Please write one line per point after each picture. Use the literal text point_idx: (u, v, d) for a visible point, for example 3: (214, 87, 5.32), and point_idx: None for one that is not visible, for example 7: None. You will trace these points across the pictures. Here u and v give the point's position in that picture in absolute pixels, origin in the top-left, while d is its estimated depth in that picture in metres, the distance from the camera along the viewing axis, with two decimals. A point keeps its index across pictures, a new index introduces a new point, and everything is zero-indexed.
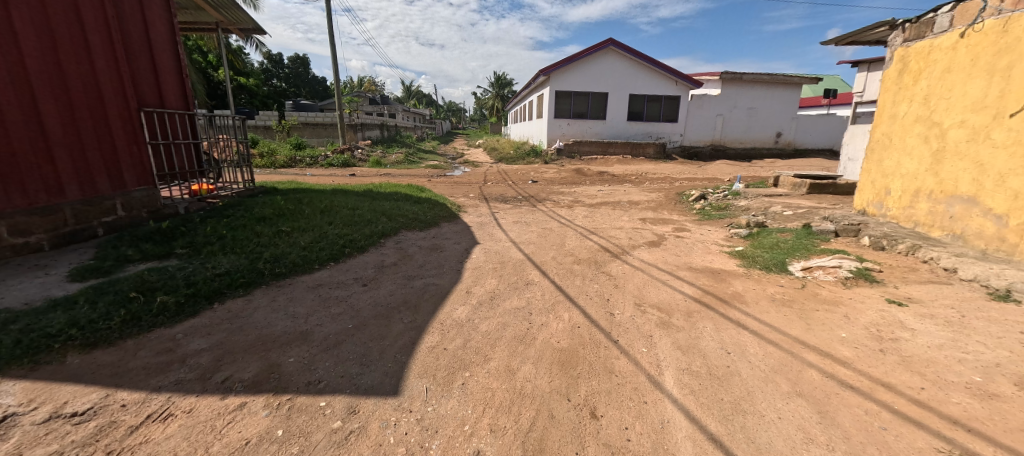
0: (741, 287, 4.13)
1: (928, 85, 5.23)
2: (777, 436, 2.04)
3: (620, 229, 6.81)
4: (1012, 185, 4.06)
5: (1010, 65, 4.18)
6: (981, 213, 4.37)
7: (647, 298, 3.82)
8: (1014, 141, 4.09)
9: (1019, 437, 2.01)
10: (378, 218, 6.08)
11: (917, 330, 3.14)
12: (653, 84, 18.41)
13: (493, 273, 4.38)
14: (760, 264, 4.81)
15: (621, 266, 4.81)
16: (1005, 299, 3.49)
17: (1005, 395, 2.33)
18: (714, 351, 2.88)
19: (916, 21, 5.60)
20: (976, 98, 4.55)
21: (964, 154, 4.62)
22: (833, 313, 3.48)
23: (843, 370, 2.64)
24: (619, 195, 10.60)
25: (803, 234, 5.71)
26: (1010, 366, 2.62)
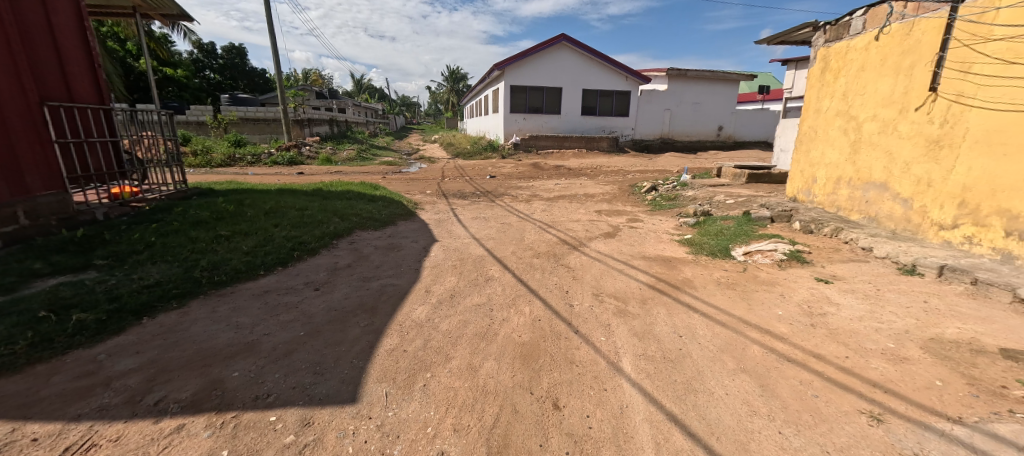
0: (690, 273, 4.36)
1: (847, 82, 5.76)
2: (724, 411, 2.18)
3: (577, 222, 6.96)
4: (915, 172, 4.56)
5: (913, 65, 4.69)
6: (891, 197, 4.89)
7: (605, 288, 3.94)
8: (916, 133, 4.59)
9: (924, 394, 2.28)
10: (329, 218, 5.80)
11: (841, 304, 3.48)
12: (604, 79, 18.91)
13: (452, 271, 4.34)
14: (707, 250, 5.10)
15: (579, 258, 4.93)
16: (911, 273, 3.94)
17: (913, 358, 2.64)
18: (667, 335, 3.03)
19: (834, 24, 6.12)
20: (885, 95, 5.07)
21: (876, 145, 5.14)
22: (771, 292, 3.78)
23: (780, 345, 2.87)
24: (576, 188, 10.85)
25: (744, 221, 6.13)
26: (916, 332, 2.97)
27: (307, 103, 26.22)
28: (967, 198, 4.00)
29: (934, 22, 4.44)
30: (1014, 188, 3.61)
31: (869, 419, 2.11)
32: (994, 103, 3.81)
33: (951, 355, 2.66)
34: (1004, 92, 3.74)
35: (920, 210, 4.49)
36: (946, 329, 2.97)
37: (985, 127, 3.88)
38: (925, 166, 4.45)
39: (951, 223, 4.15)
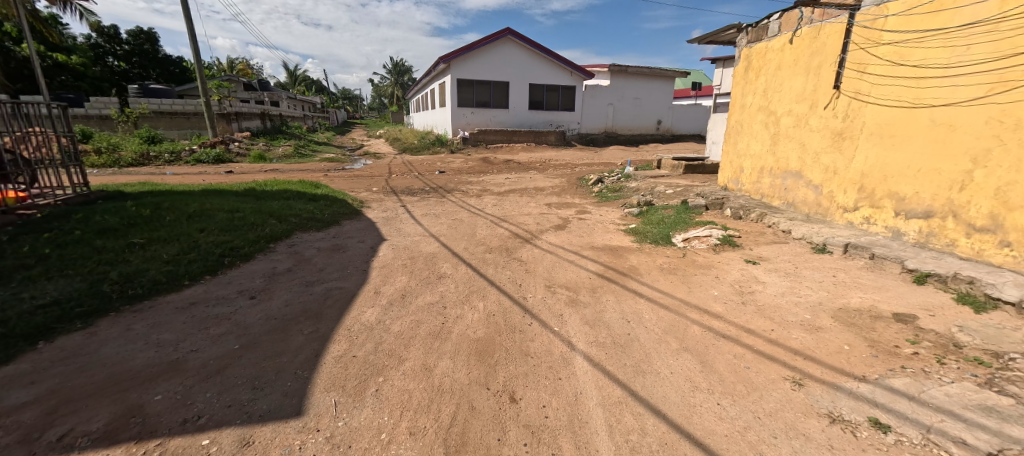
0: (636, 261, 4.57)
1: (766, 80, 6.30)
2: (670, 389, 2.32)
3: (528, 215, 7.04)
4: (824, 161, 5.11)
5: (820, 66, 5.22)
6: (805, 184, 5.44)
7: (556, 279, 4.03)
8: (824, 126, 5.13)
9: (836, 358, 2.57)
10: (265, 220, 5.40)
11: (767, 282, 3.83)
12: (550, 74, 19.19)
13: (403, 270, 4.21)
14: (650, 238, 5.38)
15: (531, 251, 4.99)
16: (822, 251, 4.41)
17: (826, 327, 2.97)
18: (616, 321, 3.16)
19: (755, 26, 6.65)
20: (798, 92, 5.61)
21: (792, 137, 5.68)
22: (708, 275, 4.08)
23: (717, 323, 3.10)
24: (526, 182, 10.96)
25: (682, 209, 6.53)
26: (828, 303, 3.34)
27: (234, 95, 24.09)
28: (865, 184, 4.54)
29: (837, 27, 4.96)
30: (901, 174, 4.14)
31: (792, 384, 2.35)
32: (885, 100, 4.33)
33: (856, 321, 3.03)
34: (892, 91, 4.27)
35: (828, 195, 5.04)
36: (851, 299, 3.37)
37: (877, 121, 4.42)
38: (831, 156, 4.99)
39: (853, 206, 4.70)
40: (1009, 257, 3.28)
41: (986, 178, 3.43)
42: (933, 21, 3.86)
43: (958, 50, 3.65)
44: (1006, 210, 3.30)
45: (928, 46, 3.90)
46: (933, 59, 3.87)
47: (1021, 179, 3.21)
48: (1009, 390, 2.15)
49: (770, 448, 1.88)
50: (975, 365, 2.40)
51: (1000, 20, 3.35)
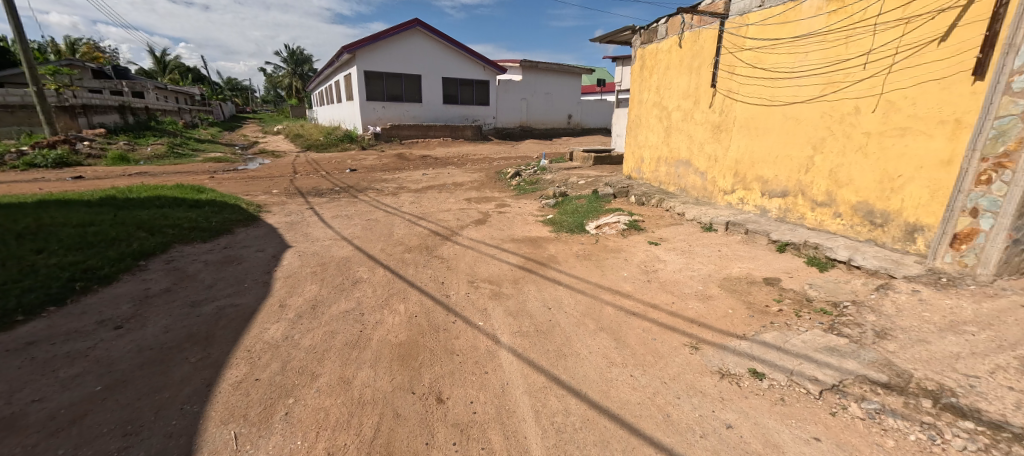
0: (554, 250, 4.78)
1: (658, 78, 6.96)
2: (589, 368, 2.48)
3: (448, 211, 6.94)
4: (707, 151, 5.81)
5: (699, 66, 5.91)
6: (694, 172, 6.14)
7: (479, 274, 4.04)
8: (706, 120, 5.84)
9: (723, 322, 2.96)
10: (131, 233, 4.57)
11: (667, 260, 4.27)
12: (462, 68, 18.99)
13: (312, 278, 3.88)
14: (566, 227, 5.66)
15: (452, 247, 4.93)
16: (709, 229, 5.04)
17: (714, 295, 3.41)
18: (538, 309, 3.28)
19: (647, 29, 7.25)
20: (684, 90, 6.29)
21: (681, 130, 6.37)
22: (618, 258, 4.42)
23: (627, 302, 3.38)
24: (444, 177, 10.78)
25: (594, 198, 6.96)
26: (715, 274, 3.83)
27: (79, 83, 19.87)
28: (739, 170, 5.27)
29: (711, 33, 5.64)
30: (764, 160, 4.88)
31: (690, 349, 2.66)
32: (750, 97, 5.05)
33: (736, 288, 3.52)
34: (754, 89, 4.99)
35: (712, 181, 5.75)
36: (732, 269, 3.91)
37: (745, 115, 5.14)
38: (713, 146, 5.69)
39: (730, 189, 5.43)
40: (840, 225, 4.06)
41: (823, 162, 4.19)
42: (782, 31, 4.59)
43: (800, 56, 4.38)
44: (837, 187, 4.06)
45: (779, 52, 4.63)
46: (783, 63, 4.60)
47: (846, 162, 3.97)
48: (845, 332, 2.67)
49: (674, 408, 2.11)
50: (821, 315, 2.95)
51: (827, 32, 4.09)
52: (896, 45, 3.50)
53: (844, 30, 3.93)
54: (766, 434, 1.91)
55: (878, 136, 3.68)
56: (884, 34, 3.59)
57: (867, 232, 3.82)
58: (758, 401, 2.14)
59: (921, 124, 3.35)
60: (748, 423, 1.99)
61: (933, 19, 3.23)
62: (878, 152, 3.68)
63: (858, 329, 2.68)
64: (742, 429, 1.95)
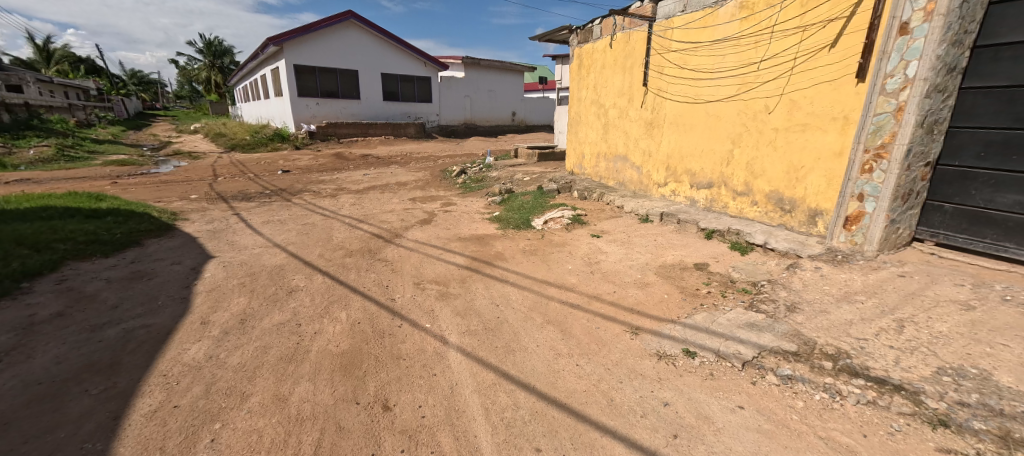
0: (501, 247, 4.82)
1: (595, 77, 7.23)
2: (536, 361, 2.53)
3: (391, 212, 6.72)
4: (642, 146, 6.15)
5: (632, 66, 6.23)
6: (631, 166, 6.47)
7: (425, 275, 3.96)
8: (639, 117, 6.17)
9: (659, 308, 3.16)
10: (10, 251, 3.92)
11: (609, 252, 4.47)
12: (401, 63, 18.38)
13: (239, 290, 3.57)
14: (513, 224, 5.71)
15: (396, 249, 4.78)
16: (646, 220, 5.34)
17: (651, 282, 3.62)
18: (486, 307, 3.28)
19: (583, 28, 7.48)
20: (619, 88, 6.60)
21: (618, 127, 6.68)
22: (563, 252, 4.54)
23: (573, 294, 3.49)
24: (386, 177, 10.41)
25: (539, 194, 7.10)
26: (652, 263, 4.07)
27: None
28: (670, 164, 5.63)
29: (641, 35, 5.97)
30: (691, 154, 5.26)
31: (630, 334, 2.81)
32: (677, 96, 5.42)
33: (671, 274, 3.77)
34: (681, 89, 5.35)
35: (646, 174, 6.10)
36: (667, 257, 4.18)
37: (673, 113, 5.50)
38: (646, 142, 6.04)
39: (663, 182, 5.80)
40: (756, 212, 4.49)
41: (741, 156, 4.60)
42: (703, 34, 4.96)
43: (718, 58, 4.77)
44: (753, 178, 4.48)
45: (701, 54, 5.00)
46: (704, 65, 4.98)
47: (759, 155, 4.39)
48: (762, 308, 2.97)
49: (617, 392, 2.22)
50: (743, 294, 3.25)
51: (740, 37, 4.49)
52: (796, 50, 3.92)
53: (754, 36, 4.34)
54: (699, 408, 2.07)
55: (784, 132, 4.11)
56: (786, 39, 4.00)
57: (778, 217, 4.26)
58: (691, 377, 2.32)
59: (818, 120, 3.79)
60: (682, 399, 2.14)
61: (824, 27, 3.65)
62: (785, 146, 4.11)
63: (773, 304, 2.99)
64: (678, 406, 2.09)
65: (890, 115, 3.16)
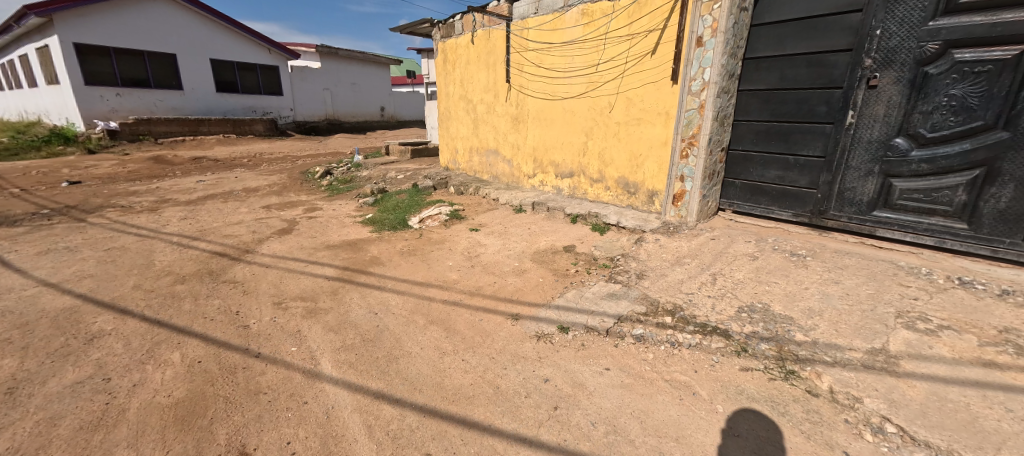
0: (376, 250, 4.53)
1: (460, 73, 7.28)
2: (421, 364, 2.47)
3: (239, 224, 5.73)
4: (510, 140, 6.44)
5: (494, 63, 6.44)
6: (502, 160, 6.73)
7: (287, 293, 3.50)
8: (506, 112, 6.44)
9: (537, 292, 3.38)
10: None
11: (487, 244, 4.58)
12: (235, 49, 15.68)
13: (3, 350, 2.63)
14: (388, 225, 5.42)
15: (247, 267, 4.11)
16: (520, 210, 5.63)
17: (528, 269, 3.84)
18: (363, 317, 3.06)
19: (444, 23, 7.42)
20: (484, 84, 6.77)
21: (486, 122, 6.88)
22: (443, 249, 4.50)
23: (455, 291, 3.48)
24: (228, 183, 8.84)
25: (414, 193, 6.89)
26: (528, 250, 4.32)
27: None
28: (536, 156, 6.02)
29: (500, 33, 6.20)
30: (554, 147, 5.70)
31: (512, 321, 2.94)
32: (537, 93, 5.80)
33: (544, 259, 4.06)
34: (540, 86, 5.74)
35: (517, 167, 6.43)
36: (539, 243, 4.48)
37: (535, 108, 5.87)
38: (514, 136, 6.34)
39: (532, 173, 6.18)
40: (609, 196, 5.10)
41: (593, 147, 5.16)
42: (554, 36, 5.38)
43: (569, 58, 5.24)
44: (604, 167, 5.07)
45: (554, 54, 5.43)
46: (557, 64, 5.42)
47: (608, 146, 4.98)
48: (619, 279, 3.41)
49: (502, 378, 2.31)
50: (604, 269, 3.69)
51: (584, 40, 5.00)
52: (627, 55, 4.53)
53: (595, 40, 4.87)
54: (574, 377, 2.28)
55: (624, 125, 4.73)
56: (619, 45, 4.60)
57: (626, 199, 4.91)
58: (566, 351, 2.55)
59: (647, 115, 4.46)
60: (560, 372, 2.34)
61: (646, 36, 4.31)
62: (626, 138, 4.74)
63: (627, 275, 3.46)
64: (556, 379, 2.27)
65: (696, 111, 3.91)
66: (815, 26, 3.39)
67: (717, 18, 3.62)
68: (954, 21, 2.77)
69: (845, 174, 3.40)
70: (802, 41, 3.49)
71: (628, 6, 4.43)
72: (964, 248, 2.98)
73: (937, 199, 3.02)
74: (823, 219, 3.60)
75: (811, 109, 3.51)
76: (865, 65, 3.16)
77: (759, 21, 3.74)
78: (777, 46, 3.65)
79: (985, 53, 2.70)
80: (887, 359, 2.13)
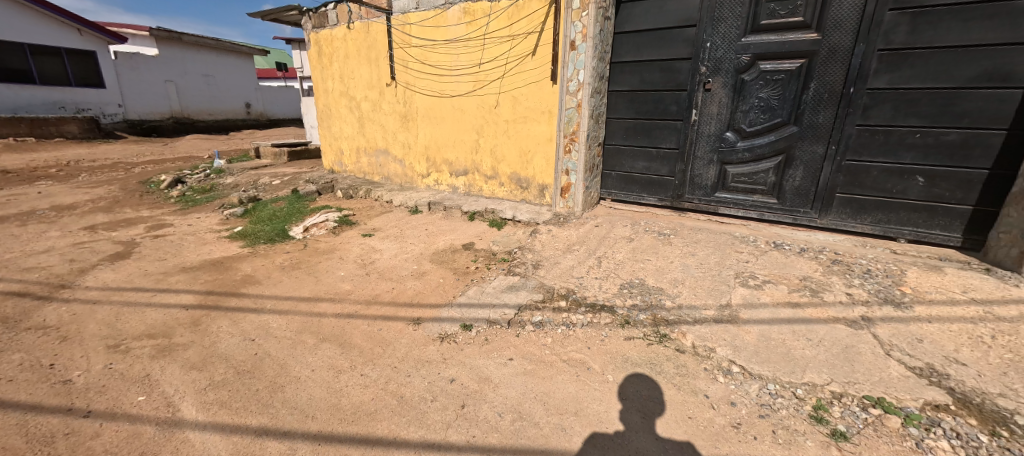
0: (250, 268, 3.96)
1: (338, 67, 6.74)
2: (312, 388, 2.24)
3: (48, 252, 4.49)
4: (400, 138, 6.19)
5: (376, 58, 6.11)
6: (393, 160, 6.44)
7: (130, 331, 2.86)
8: (393, 110, 6.16)
9: (439, 293, 3.32)
10: None
11: (382, 249, 4.35)
12: (22, 27, 12.17)
13: None
14: (264, 237, 4.78)
15: (66, 306, 3.24)
16: (416, 211, 5.47)
17: (427, 271, 3.75)
18: (237, 346, 2.66)
19: (315, 12, 6.78)
20: (366, 80, 6.38)
21: (372, 120, 6.50)
22: (332, 259, 4.13)
23: (348, 303, 3.22)
24: (27, 200, 6.86)
25: (294, 200, 6.21)
26: (427, 252, 4.21)
27: None
28: (429, 155, 5.89)
29: (380, 26, 5.89)
30: (446, 145, 5.64)
31: (414, 326, 2.85)
32: (424, 90, 5.66)
33: (444, 259, 4.00)
34: (427, 83, 5.61)
35: (409, 167, 6.21)
36: (438, 243, 4.40)
37: (424, 106, 5.73)
38: (404, 135, 6.11)
39: (426, 173, 6.04)
40: (503, 192, 5.24)
41: (485, 144, 5.23)
42: (438, 34, 5.30)
43: (454, 56, 5.22)
44: (497, 163, 5.18)
45: (439, 52, 5.36)
46: (443, 62, 5.36)
47: (498, 143, 5.10)
48: (517, 271, 3.54)
49: (406, 387, 2.22)
50: (503, 263, 3.79)
51: (468, 39, 5.03)
52: (509, 55, 4.69)
53: (478, 39, 4.94)
54: (479, 372, 2.31)
55: (512, 123, 4.89)
56: (501, 45, 4.73)
57: (519, 194, 5.10)
58: (470, 347, 2.56)
59: (532, 114, 4.67)
60: (465, 370, 2.34)
61: (525, 38, 4.51)
62: (514, 135, 4.91)
63: (524, 266, 3.60)
64: (462, 377, 2.28)
65: (574, 110, 4.24)
66: (664, 37, 3.93)
67: (585, 24, 3.97)
68: (758, 39, 3.47)
69: (694, 163, 4.03)
70: (654, 50, 4.01)
71: (507, 9, 4.58)
72: (777, 218, 3.77)
73: (757, 181, 3.76)
74: (681, 202, 4.22)
75: (665, 108, 4.07)
76: (701, 72, 3.78)
77: (620, 30, 4.19)
78: (636, 53, 4.14)
79: (779, 64, 3.44)
80: (731, 312, 2.60)
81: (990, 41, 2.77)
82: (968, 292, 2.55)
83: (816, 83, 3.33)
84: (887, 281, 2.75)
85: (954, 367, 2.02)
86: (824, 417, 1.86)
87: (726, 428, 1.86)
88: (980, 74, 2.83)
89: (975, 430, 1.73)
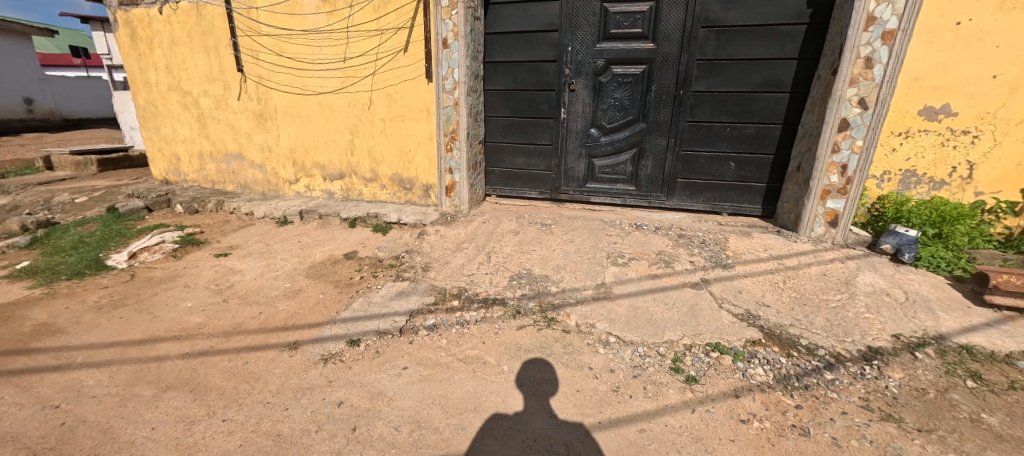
0: (48, 314, 3.03)
1: (163, 55, 5.55)
2: (157, 449, 1.83)
3: None
4: (256, 140, 5.40)
5: (215, 46, 5.20)
6: (248, 165, 5.59)
7: None
8: (244, 108, 5.33)
9: (318, 311, 2.99)
10: None
11: (244, 269, 3.75)
12: None
13: None
14: (68, 272, 3.71)
15: None
16: (285, 223, 4.87)
17: (303, 287, 3.36)
18: (32, 420, 2.02)
19: None
20: (204, 72, 5.39)
21: (217, 120, 5.54)
22: (174, 288, 3.41)
23: (200, 338, 2.70)
24: None
25: (111, 221, 4.96)
26: (301, 266, 3.76)
27: None
28: (295, 158, 5.26)
29: (217, 9, 5.02)
30: (315, 146, 5.10)
31: (290, 351, 2.53)
32: (282, 85, 5.02)
33: (322, 272, 3.64)
34: (284, 78, 4.98)
35: (271, 172, 5.46)
36: (314, 256, 3.98)
37: (283, 103, 5.08)
38: (260, 136, 5.34)
39: (293, 178, 5.38)
40: (385, 194, 4.97)
41: (361, 145, 4.87)
42: (293, 22, 4.75)
43: (316, 49, 4.74)
44: (376, 165, 4.88)
45: (296, 43, 4.80)
46: (302, 54, 4.82)
47: (375, 144, 4.80)
48: (406, 276, 3.40)
49: (285, 421, 1.96)
50: (391, 269, 3.60)
51: (330, 31, 4.62)
52: (379, 50, 4.44)
53: (343, 32, 4.56)
54: (370, 388, 2.16)
55: (388, 122, 4.65)
56: (369, 40, 4.46)
57: (403, 196, 4.88)
58: (360, 364, 2.38)
59: (410, 112, 4.51)
60: (354, 389, 2.17)
61: (396, 34, 4.32)
62: (392, 134, 4.67)
63: (413, 270, 3.48)
64: (352, 398, 2.10)
65: (452, 109, 4.22)
66: (530, 39, 4.16)
67: (456, 23, 3.97)
68: (610, 46, 3.91)
69: (567, 157, 4.37)
70: (523, 52, 4.22)
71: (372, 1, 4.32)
72: (636, 202, 4.32)
73: (619, 171, 4.26)
74: (558, 194, 4.55)
75: (537, 107, 4.32)
76: (566, 74, 4.11)
77: (490, 30, 4.30)
78: (506, 54, 4.30)
79: (628, 69, 3.93)
80: (606, 289, 2.91)
81: (767, 55, 3.58)
82: (768, 250, 3.29)
83: (656, 86, 3.91)
84: (716, 247, 3.39)
85: (762, 310, 2.59)
86: (680, 367, 2.21)
87: (608, 393, 2.08)
88: (763, 81, 3.64)
89: (778, 355, 2.25)
